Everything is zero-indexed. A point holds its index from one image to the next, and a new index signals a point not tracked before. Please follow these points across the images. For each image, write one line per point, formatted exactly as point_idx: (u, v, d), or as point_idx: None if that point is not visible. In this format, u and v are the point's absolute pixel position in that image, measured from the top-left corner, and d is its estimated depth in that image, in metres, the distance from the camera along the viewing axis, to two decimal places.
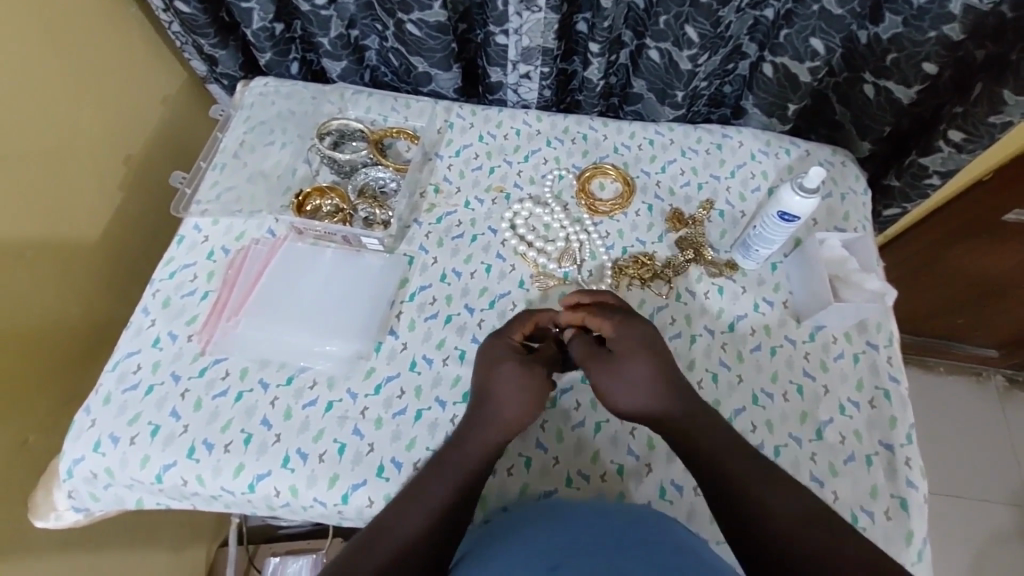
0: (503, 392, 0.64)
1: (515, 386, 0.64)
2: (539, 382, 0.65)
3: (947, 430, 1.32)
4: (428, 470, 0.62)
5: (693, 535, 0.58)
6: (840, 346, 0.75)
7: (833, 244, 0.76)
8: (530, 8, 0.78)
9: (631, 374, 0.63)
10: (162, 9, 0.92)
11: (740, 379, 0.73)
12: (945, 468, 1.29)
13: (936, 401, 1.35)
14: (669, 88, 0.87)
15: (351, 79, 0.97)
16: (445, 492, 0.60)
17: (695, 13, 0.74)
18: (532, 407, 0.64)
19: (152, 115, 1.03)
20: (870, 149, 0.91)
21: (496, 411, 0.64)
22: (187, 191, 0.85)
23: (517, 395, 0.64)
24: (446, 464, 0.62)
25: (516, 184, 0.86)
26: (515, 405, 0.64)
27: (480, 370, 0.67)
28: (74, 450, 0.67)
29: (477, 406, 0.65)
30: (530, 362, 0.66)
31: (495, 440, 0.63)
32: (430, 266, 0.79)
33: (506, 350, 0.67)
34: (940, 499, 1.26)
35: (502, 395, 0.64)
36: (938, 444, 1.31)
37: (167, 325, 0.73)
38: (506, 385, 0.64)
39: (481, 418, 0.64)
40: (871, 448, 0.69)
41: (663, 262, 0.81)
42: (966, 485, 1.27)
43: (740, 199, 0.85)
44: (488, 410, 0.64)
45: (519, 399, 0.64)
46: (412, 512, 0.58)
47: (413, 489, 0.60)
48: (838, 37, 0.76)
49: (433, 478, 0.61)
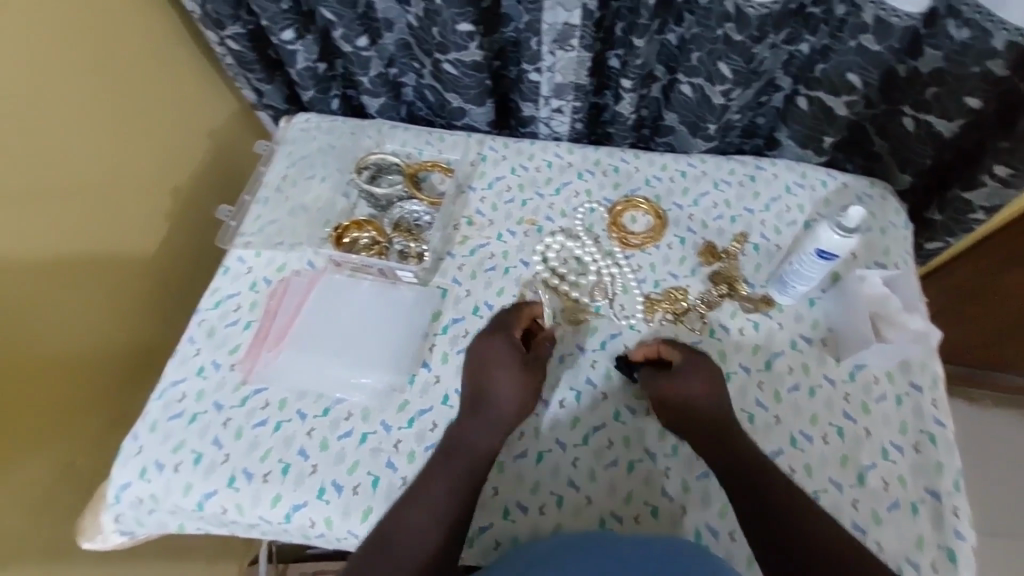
0: (502, 386, 0.67)
1: (512, 382, 0.67)
2: (533, 375, 0.69)
3: (999, 466, 1.26)
4: (435, 463, 0.64)
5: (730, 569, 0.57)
6: (882, 387, 0.73)
7: (874, 281, 0.73)
8: (563, 48, 0.79)
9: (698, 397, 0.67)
10: (215, 42, 0.91)
11: (777, 419, 0.71)
12: (997, 507, 1.22)
13: (985, 435, 1.29)
14: (702, 121, 0.88)
15: (388, 114, 1.00)
16: (452, 493, 0.62)
17: (729, 51, 0.74)
18: (526, 398, 0.68)
19: (198, 148, 1.08)
20: (910, 182, 0.89)
21: (493, 407, 0.66)
22: (232, 224, 0.88)
23: (517, 387, 0.67)
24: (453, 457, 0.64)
25: (549, 217, 0.87)
26: (515, 397, 0.67)
27: (468, 375, 0.70)
28: (122, 475, 0.69)
29: (479, 401, 0.67)
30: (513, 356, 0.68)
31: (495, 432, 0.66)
32: (464, 298, 0.80)
33: (489, 347, 0.69)
34: (989, 537, 1.19)
35: (501, 388, 0.67)
36: (989, 481, 1.25)
37: (211, 354, 0.76)
38: (507, 380, 0.67)
39: (485, 410, 0.66)
40: (916, 496, 0.67)
41: (697, 298, 0.80)
42: (1017, 524, 1.20)
43: (775, 232, 0.85)
44: (486, 407, 0.67)
45: (517, 391, 0.67)
46: (413, 511, 0.60)
47: (420, 483, 0.63)
48: (877, 72, 0.75)
49: (438, 473, 0.63)
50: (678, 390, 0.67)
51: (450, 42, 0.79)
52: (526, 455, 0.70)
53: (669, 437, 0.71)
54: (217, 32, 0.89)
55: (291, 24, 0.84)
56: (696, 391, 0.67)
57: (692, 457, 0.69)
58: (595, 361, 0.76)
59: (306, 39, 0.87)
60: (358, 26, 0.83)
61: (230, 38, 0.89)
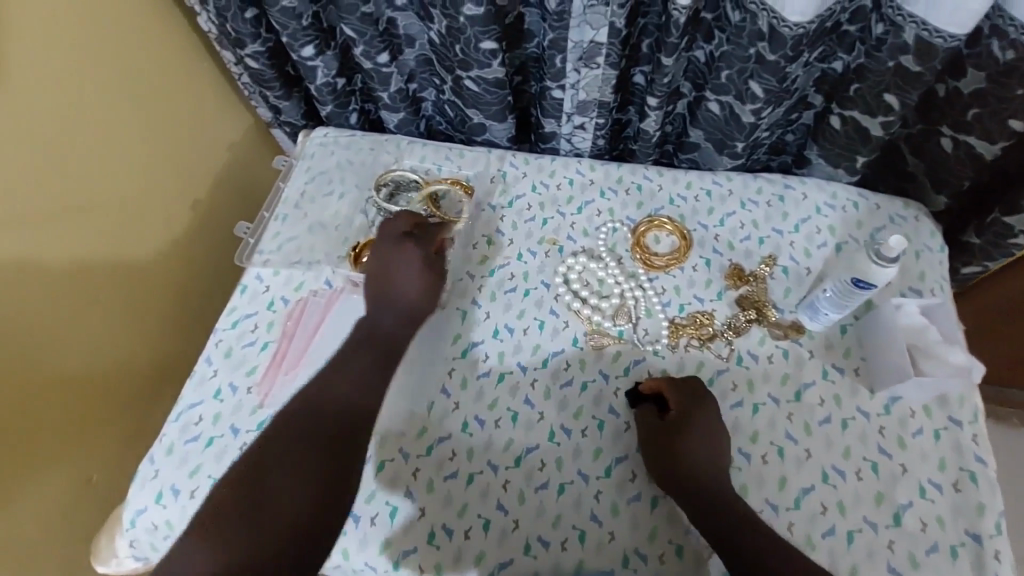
0: (410, 289, 0.71)
1: (412, 271, 0.72)
2: (435, 275, 0.73)
3: None
4: (347, 352, 0.69)
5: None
6: (919, 421, 0.70)
7: (910, 311, 0.71)
8: (588, 65, 0.77)
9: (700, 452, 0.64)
10: (233, 62, 0.94)
11: (808, 454, 0.69)
12: None
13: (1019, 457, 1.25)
14: (729, 139, 0.85)
15: (407, 129, 0.99)
16: (367, 372, 0.68)
17: (761, 70, 0.72)
18: (429, 304, 0.73)
19: (218, 162, 1.07)
20: (946, 204, 0.85)
21: (391, 300, 0.71)
22: (250, 241, 0.87)
23: (422, 293, 0.72)
24: (363, 349, 0.69)
25: (570, 236, 0.85)
26: (419, 301, 0.72)
27: (370, 275, 0.73)
28: (137, 500, 0.69)
29: (388, 299, 0.71)
30: (409, 246, 0.73)
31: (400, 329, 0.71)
32: (483, 320, 0.79)
33: (387, 239, 0.74)
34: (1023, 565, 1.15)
35: (410, 289, 0.71)
36: None
37: (228, 376, 0.75)
38: (414, 285, 0.72)
39: (394, 311, 0.71)
40: (956, 538, 0.64)
41: (723, 323, 0.78)
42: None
43: (805, 255, 0.82)
44: (389, 302, 0.71)
45: (422, 297, 0.72)
46: (330, 387, 0.66)
47: (333, 368, 0.67)
48: (916, 93, 0.71)
49: (354, 363, 0.68)
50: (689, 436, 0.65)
51: (472, 59, 0.78)
52: (548, 486, 0.68)
53: None
54: (234, 53, 0.91)
55: (312, 40, 0.83)
56: (700, 442, 0.65)
57: None
58: (618, 388, 0.74)
59: (326, 54, 0.86)
60: (379, 42, 0.82)
61: (250, 56, 0.88)
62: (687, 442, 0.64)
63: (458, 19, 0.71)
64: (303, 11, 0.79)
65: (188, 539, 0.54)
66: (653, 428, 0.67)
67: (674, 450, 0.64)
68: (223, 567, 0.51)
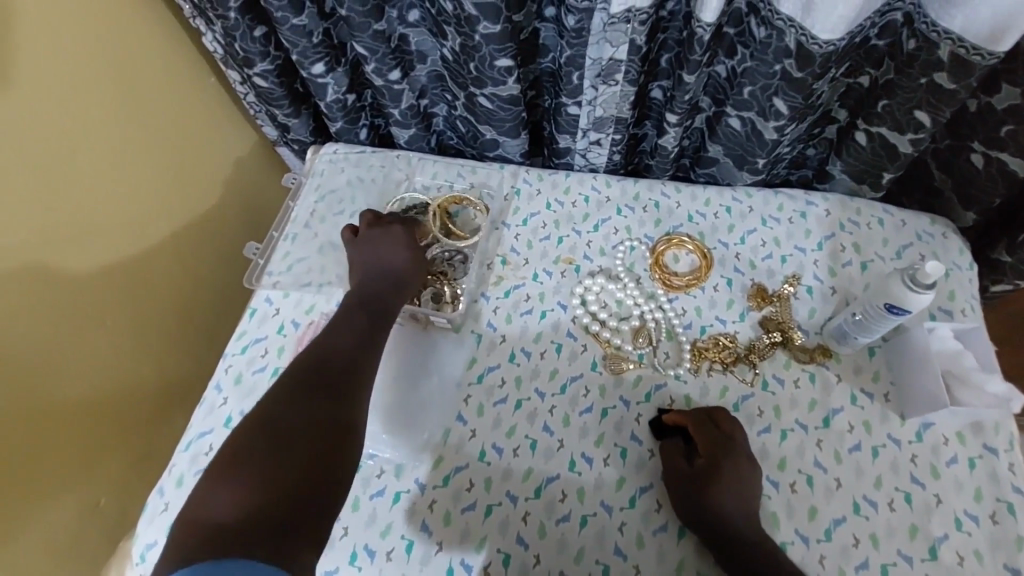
0: (394, 252, 0.74)
1: (401, 244, 0.75)
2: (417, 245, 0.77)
3: None
4: (349, 307, 0.69)
5: None
6: (952, 448, 0.67)
7: (943, 334, 0.68)
8: (607, 82, 0.75)
9: (730, 493, 0.62)
10: (238, 82, 0.93)
11: (839, 483, 0.66)
12: None
13: None
14: (749, 155, 0.83)
15: (417, 145, 0.97)
16: (367, 330, 0.66)
17: (785, 87, 0.70)
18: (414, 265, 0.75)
19: (226, 177, 1.06)
20: (975, 220, 0.82)
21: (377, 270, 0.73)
22: (260, 261, 0.85)
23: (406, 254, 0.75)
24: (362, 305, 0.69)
25: (586, 255, 0.83)
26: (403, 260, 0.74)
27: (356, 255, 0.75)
28: (147, 534, 0.67)
29: (378, 264, 0.74)
30: (393, 222, 0.77)
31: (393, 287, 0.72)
32: (499, 344, 0.76)
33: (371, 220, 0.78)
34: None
35: (396, 253, 0.74)
36: None
37: (238, 403, 0.73)
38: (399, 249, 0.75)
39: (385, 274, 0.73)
40: (994, 573, 0.62)
41: (746, 346, 0.75)
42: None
43: (829, 273, 0.79)
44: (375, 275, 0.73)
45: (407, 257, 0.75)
46: (337, 339, 0.64)
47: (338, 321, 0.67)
48: (948, 111, 0.68)
49: (355, 314, 0.67)
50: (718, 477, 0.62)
51: (487, 77, 0.76)
52: (569, 518, 0.66)
53: None
54: (240, 72, 0.91)
55: (322, 58, 0.81)
56: (728, 484, 0.62)
57: None
58: (640, 415, 0.71)
59: (336, 71, 0.84)
60: (391, 60, 0.80)
61: (258, 74, 0.87)
62: (716, 485, 0.62)
63: (473, 37, 0.69)
64: (313, 28, 0.77)
65: (207, 481, 0.51)
66: (679, 469, 0.65)
67: (702, 490, 0.62)
68: (258, 500, 0.49)
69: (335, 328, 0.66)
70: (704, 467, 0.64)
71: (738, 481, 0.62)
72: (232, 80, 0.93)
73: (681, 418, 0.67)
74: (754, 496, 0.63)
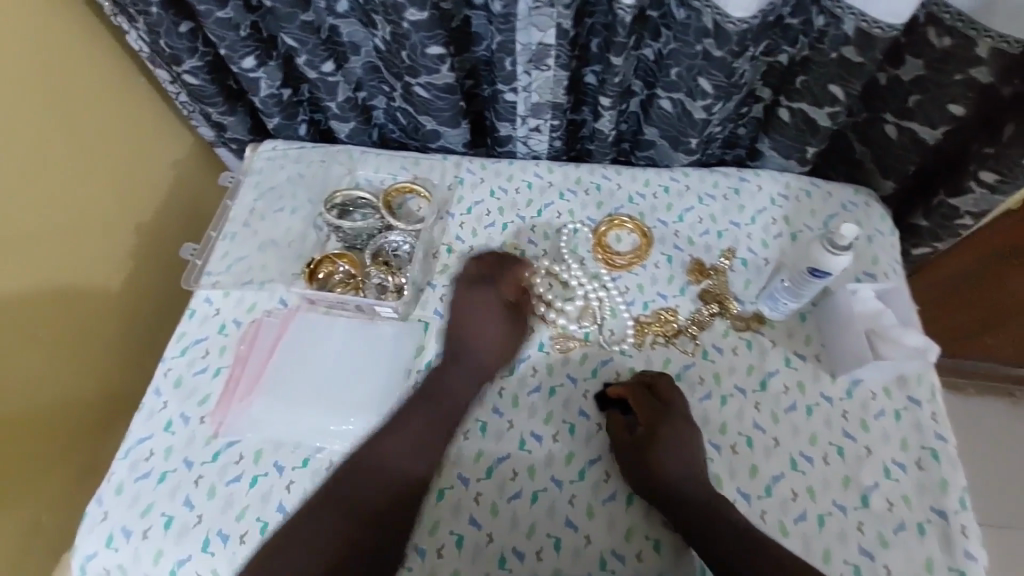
0: (478, 330, 0.73)
1: (496, 331, 0.73)
2: (513, 325, 0.75)
3: None
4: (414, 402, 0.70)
5: None
6: (880, 402, 0.71)
7: (865, 295, 0.72)
8: (539, 67, 0.76)
9: (671, 458, 0.64)
10: (168, 81, 0.91)
11: (776, 442, 0.69)
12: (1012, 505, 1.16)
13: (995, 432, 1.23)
14: (683, 136, 0.85)
15: (359, 139, 0.96)
16: (426, 428, 0.68)
17: (709, 66, 0.72)
18: (507, 349, 0.74)
19: (163, 181, 1.02)
20: (894, 188, 0.87)
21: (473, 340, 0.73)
22: (198, 262, 0.83)
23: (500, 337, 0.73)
24: (438, 398, 0.70)
25: (531, 240, 0.85)
26: (506, 344, 0.74)
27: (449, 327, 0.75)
28: (86, 545, 0.64)
29: (459, 346, 0.73)
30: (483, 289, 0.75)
31: (473, 371, 0.72)
32: (446, 331, 0.77)
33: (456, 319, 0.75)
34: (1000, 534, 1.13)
35: (480, 332, 0.73)
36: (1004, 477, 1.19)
37: (179, 406, 0.71)
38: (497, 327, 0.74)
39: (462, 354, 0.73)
40: (922, 516, 0.65)
41: (687, 318, 0.78)
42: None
43: (762, 246, 0.83)
44: (468, 349, 0.73)
45: (503, 339, 0.74)
46: (386, 454, 0.66)
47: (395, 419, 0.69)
48: (859, 83, 0.72)
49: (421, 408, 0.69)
50: (659, 443, 0.65)
51: (420, 65, 0.76)
52: (521, 495, 0.67)
53: None
54: (168, 71, 0.89)
55: (252, 51, 0.80)
56: (668, 450, 0.65)
57: None
58: (587, 391, 0.73)
59: (268, 65, 0.83)
60: (322, 51, 0.79)
61: (187, 72, 0.85)
62: (657, 451, 0.64)
63: (402, 25, 0.70)
64: (240, 21, 0.76)
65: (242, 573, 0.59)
66: (622, 438, 0.67)
67: (644, 459, 0.65)
68: None
69: (389, 431, 0.68)
70: (644, 436, 0.66)
71: (679, 447, 0.65)
72: (161, 80, 0.91)
73: (623, 391, 0.70)
74: (697, 460, 0.65)
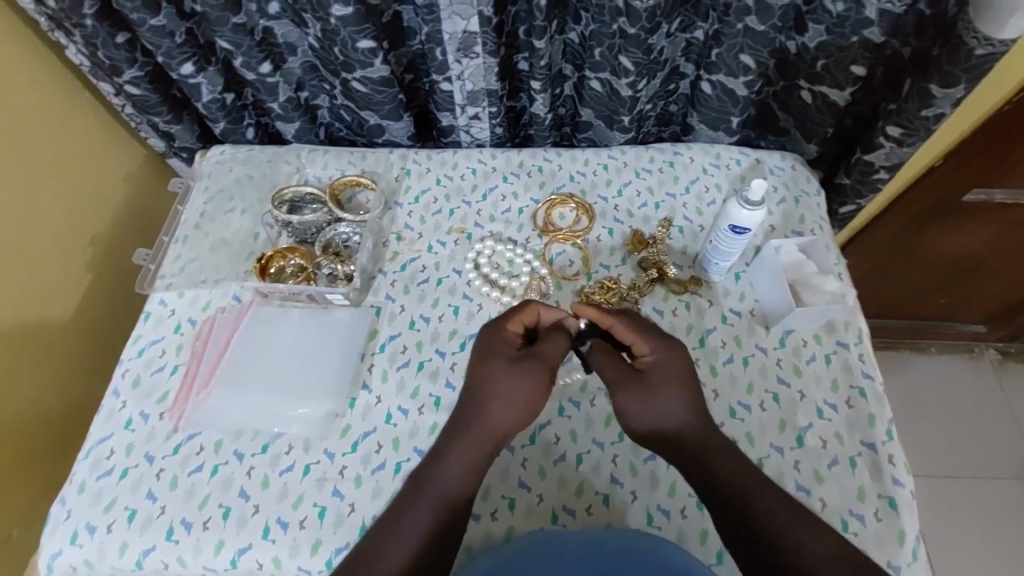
0: (490, 398, 0.62)
1: (501, 379, 0.62)
2: (531, 398, 0.62)
3: (957, 412, 1.26)
4: (450, 441, 0.62)
5: (659, 539, 0.60)
6: (811, 348, 0.75)
7: (790, 250, 0.79)
8: (468, 55, 0.80)
9: (667, 401, 0.60)
10: (113, 94, 0.92)
11: (716, 394, 0.73)
12: (962, 452, 1.22)
13: (946, 385, 1.29)
14: (616, 114, 0.89)
15: (306, 138, 0.98)
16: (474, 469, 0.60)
17: (626, 44, 0.76)
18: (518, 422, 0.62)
19: (116, 193, 1.02)
20: (817, 150, 0.92)
21: (520, 387, 0.62)
22: (151, 267, 0.85)
23: (511, 408, 0.61)
24: (466, 446, 0.61)
25: (477, 223, 0.87)
26: (509, 416, 0.61)
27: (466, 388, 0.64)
28: (51, 544, 0.66)
29: (472, 407, 0.62)
30: (499, 359, 0.63)
31: (485, 442, 0.61)
32: (398, 314, 0.79)
33: (496, 352, 0.64)
34: (955, 481, 1.19)
35: (491, 397, 0.62)
36: (956, 427, 1.25)
37: (138, 405, 0.73)
38: (503, 393, 0.62)
39: (478, 421, 0.61)
40: (853, 450, 0.69)
41: (629, 285, 0.82)
42: (980, 465, 1.21)
43: (696, 213, 0.87)
44: (479, 413, 0.62)
45: (513, 411, 0.61)
46: (435, 478, 0.60)
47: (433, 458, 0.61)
48: (766, 51, 0.77)
49: (457, 456, 0.60)
50: (651, 394, 0.61)
51: (354, 60, 0.78)
52: None
53: (614, 425, 0.72)
54: (111, 83, 0.91)
55: (189, 57, 0.82)
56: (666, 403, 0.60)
57: (638, 441, 0.70)
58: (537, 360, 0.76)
59: (208, 70, 0.85)
60: (258, 52, 0.83)
61: (129, 82, 0.86)
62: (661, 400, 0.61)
63: (329, 20, 0.73)
64: (174, 28, 0.78)
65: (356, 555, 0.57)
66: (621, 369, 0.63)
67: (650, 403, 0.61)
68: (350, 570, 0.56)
69: (435, 462, 0.61)
70: (628, 384, 0.62)
71: (664, 390, 0.61)
72: (105, 93, 0.92)
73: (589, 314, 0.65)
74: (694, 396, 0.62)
